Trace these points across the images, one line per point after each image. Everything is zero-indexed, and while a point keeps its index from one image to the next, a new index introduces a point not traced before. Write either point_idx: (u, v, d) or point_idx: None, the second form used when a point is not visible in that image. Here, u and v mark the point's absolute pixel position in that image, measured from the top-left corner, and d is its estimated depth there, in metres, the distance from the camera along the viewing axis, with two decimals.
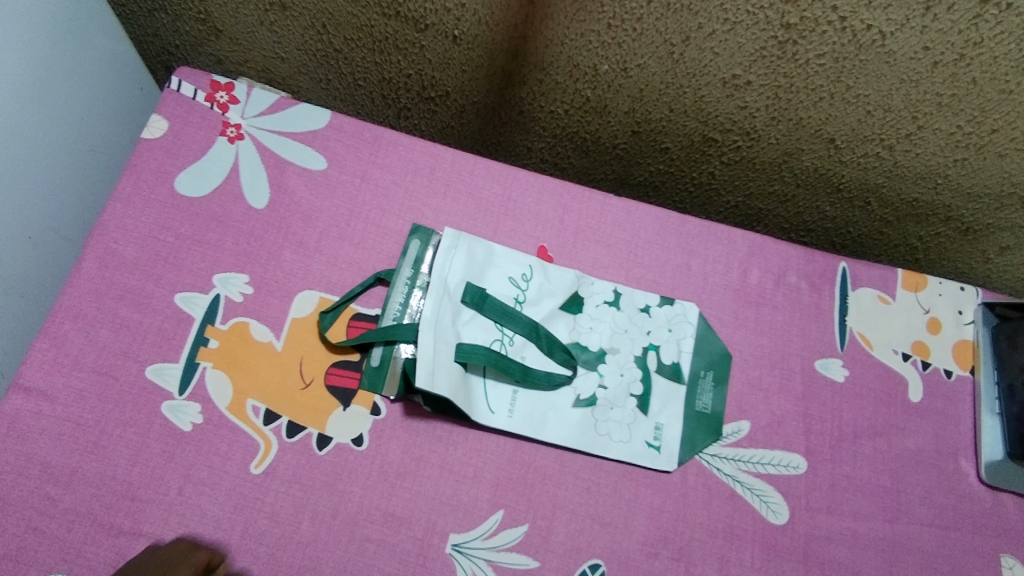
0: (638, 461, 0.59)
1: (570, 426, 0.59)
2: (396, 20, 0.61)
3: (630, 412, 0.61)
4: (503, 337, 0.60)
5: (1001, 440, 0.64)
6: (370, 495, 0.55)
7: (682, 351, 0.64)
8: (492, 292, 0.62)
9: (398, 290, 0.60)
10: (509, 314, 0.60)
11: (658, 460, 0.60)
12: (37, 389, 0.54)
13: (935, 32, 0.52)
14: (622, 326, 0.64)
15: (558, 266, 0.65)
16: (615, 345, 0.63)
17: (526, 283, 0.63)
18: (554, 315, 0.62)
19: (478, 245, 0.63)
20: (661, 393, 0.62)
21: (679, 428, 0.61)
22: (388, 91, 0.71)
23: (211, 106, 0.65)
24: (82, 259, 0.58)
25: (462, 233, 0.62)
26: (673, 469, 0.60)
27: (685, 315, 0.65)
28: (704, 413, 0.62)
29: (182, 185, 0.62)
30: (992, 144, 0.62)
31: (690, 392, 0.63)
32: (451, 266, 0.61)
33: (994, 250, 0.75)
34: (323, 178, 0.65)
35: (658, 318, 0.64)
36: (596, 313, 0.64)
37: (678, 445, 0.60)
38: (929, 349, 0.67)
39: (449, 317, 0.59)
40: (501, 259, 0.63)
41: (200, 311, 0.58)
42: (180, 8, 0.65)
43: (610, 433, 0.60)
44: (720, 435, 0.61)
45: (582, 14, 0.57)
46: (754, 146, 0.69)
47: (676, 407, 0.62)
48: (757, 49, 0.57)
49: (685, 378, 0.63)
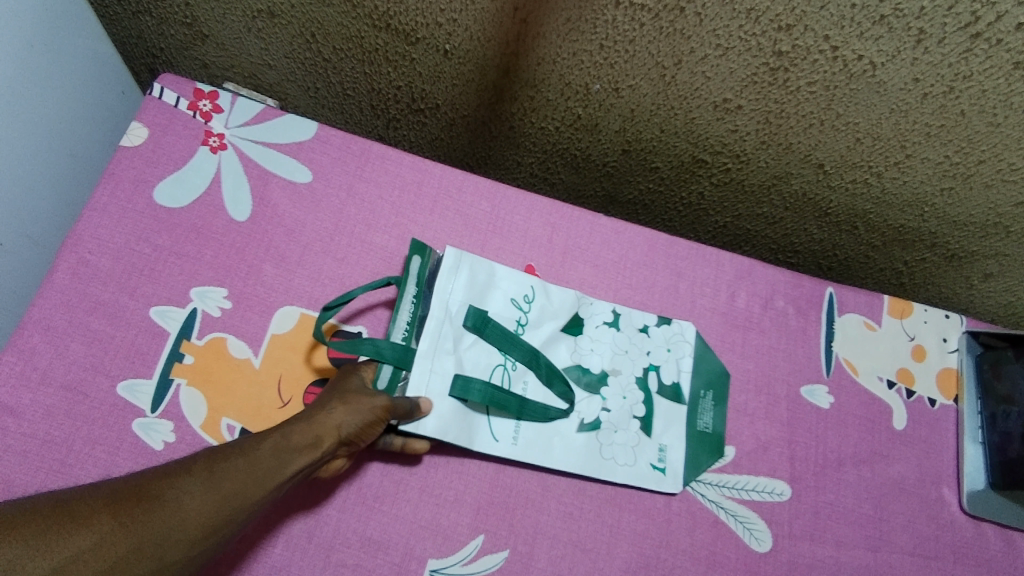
0: (644, 484, 0.59)
1: (575, 449, 0.58)
2: (386, 33, 0.60)
3: (634, 434, 0.60)
4: (505, 363, 0.59)
5: (983, 469, 0.64)
6: (347, 519, 0.54)
7: (681, 370, 0.64)
8: (494, 315, 0.60)
9: (403, 309, 0.57)
10: (511, 339, 0.59)
11: (664, 482, 0.59)
12: (3, 405, 0.52)
13: (925, 65, 0.52)
14: (622, 347, 0.63)
15: (557, 286, 0.63)
16: (617, 366, 0.62)
17: (528, 305, 0.62)
18: (555, 337, 0.62)
19: (480, 266, 0.61)
20: (664, 414, 0.62)
21: (683, 449, 0.61)
22: (377, 102, 0.70)
23: (194, 115, 0.64)
24: (55, 269, 0.56)
25: (465, 253, 0.61)
26: (678, 492, 0.59)
27: (684, 335, 0.65)
28: (706, 433, 0.62)
29: (161, 195, 0.61)
30: (979, 175, 0.62)
31: (690, 412, 0.63)
32: (453, 289, 0.59)
33: (979, 277, 0.75)
34: (308, 191, 0.63)
35: (657, 338, 0.64)
36: (596, 334, 0.63)
37: (682, 466, 0.60)
38: (914, 376, 0.67)
39: (449, 343, 0.57)
40: (503, 280, 0.62)
41: (176, 325, 0.57)
42: (165, 12, 0.63)
43: (615, 457, 0.59)
44: (717, 456, 0.61)
45: (575, 34, 0.56)
46: (743, 169, 0.68)
47: (678, 428, 0.62)
48: (748, 75, 0.57)
49: (685, 398, 0.63)
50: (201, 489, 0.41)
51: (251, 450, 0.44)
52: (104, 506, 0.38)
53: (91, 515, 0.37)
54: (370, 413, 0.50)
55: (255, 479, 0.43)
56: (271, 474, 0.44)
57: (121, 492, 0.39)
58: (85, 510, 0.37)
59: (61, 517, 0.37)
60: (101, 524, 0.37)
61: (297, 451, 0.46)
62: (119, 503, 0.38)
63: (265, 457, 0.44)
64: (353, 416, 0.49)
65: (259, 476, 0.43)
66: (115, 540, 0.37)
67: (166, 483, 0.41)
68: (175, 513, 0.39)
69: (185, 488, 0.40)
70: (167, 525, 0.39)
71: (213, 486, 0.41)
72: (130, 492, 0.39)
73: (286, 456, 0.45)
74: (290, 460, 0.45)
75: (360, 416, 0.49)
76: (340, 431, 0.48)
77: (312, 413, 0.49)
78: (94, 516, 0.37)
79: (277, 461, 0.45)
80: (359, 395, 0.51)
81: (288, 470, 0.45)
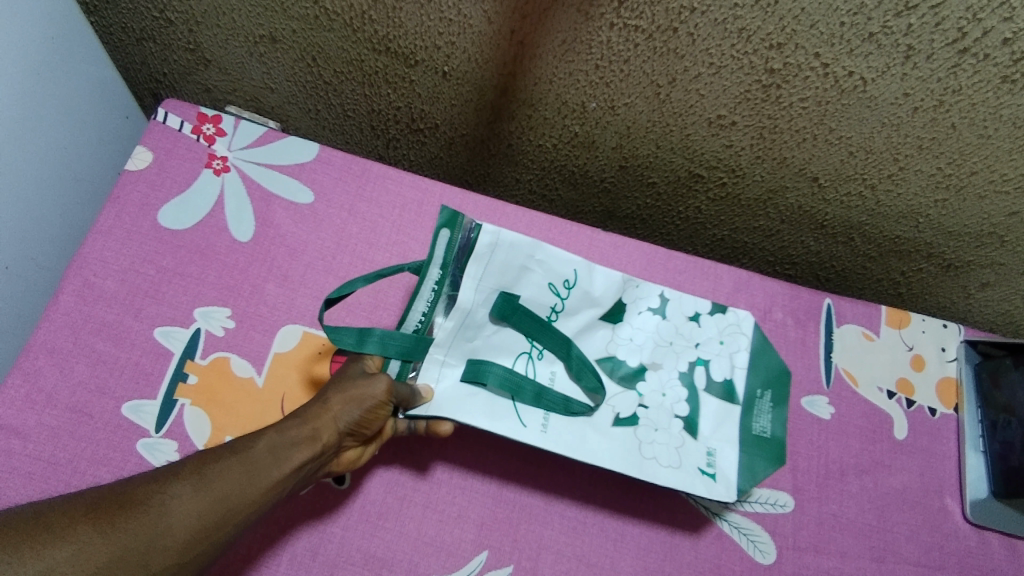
0: (692, 487, 0.55)
1: (611, 446, 0.56)
2: (385, 56, 0.61)
3: (677, 434, 0.58)
4: (531, 351, 0.59)
5: (985, 478, 0.64)
6: (351, 536, 0.54)
7: (734, 367, 0.62)
8: (526, 301, 0.58)
9: (421, 298, 0.54)
10: (542, 327, 0.58)
11: (715, 487, 0.56)
12: (8, 427, 0.52)
13: (915, 79, 0.53)
14: (668, 337, 0.62)
15: (603, 269, 0.62)
16: (657, 360, 0.61)
17: (567, 291, 0.60)
18: (592, 324, 0.61)
19: (518, 248, 0.57)
20: (713, 414, 0.60)
21: (734, 456, 0.58)
22: (377, 123, 0.71)
23: (197, 138, 0.65)
24: (60, 292, 0.57)
25: (504, 231, 0.56)
26: (733, 499, 0.56)
27: (740, 327, 0.63)
28: (765, 437, 0.59)
29: (165, 217, 0.62)
30: (972, 186, 0.63)
31: (748, 412, 0.60)
32: (484, 275, 0.56)
33: (975, 286, 0.76)
34: (310, 211, 0.64)
35: (709, 329, 0.62)
36: (638, 322, 0.62)
37: (734, 473, 0.57)
38: (914, 387, 0.67)
39: (472, 332, 0.57)
40: (543, 261, 0.59)
41: (180, 345, 0.57)
42: (169, 38, 0.64)
43: (657, 458, 0.56)
44: (778, 464, 0.58)
45: (571, 55, 0.57)
46: (739, 183, 0.69)
47: (730, 429, 0.59)
48: (741, 92, 0.58)
49: (740, 398, 0.61)
50: (189, 492, 0.41)
51: (243, 450, 0.44)
52: (83, 514, 0.38)
53: (69, 524, 0.37)
54: (368, 401, 0.49)
55: (250, 477, 0.43)
56: (267, 472, 0.44)
57: (103, 499, 0.39)
58: (65, 518, 0.37)
59: (37, 527, 0.37)
60: (78, 533, 0.37)
61: (293, 448, 0.46)
62: (100, 510, 0.38)
63: (259, 455, 0.44)
64: (350, 407, 0.49)
65: (254, 474, 0.43)
66: (94, 549, 0.37)
67: (153, 487, 0.41)
68: (161, 518, 0.39)
69: (171, 492, 0.40)
70: (151, 531, 0.39)
71: (201, 488, 0.41)
72: (112, 499, 0.39)
73: (282, 452, 0.45)
74: (288, 458, 0.45)
75: (357, 406, 0.49)
76: (336, 424, 0.48)
77: (311, 407, 0.49)
78: (73, 525, 0.37)
79: (274, 459, 0.45)
80: (357, 382, 0.50)
81: (285, 467, 0.45)
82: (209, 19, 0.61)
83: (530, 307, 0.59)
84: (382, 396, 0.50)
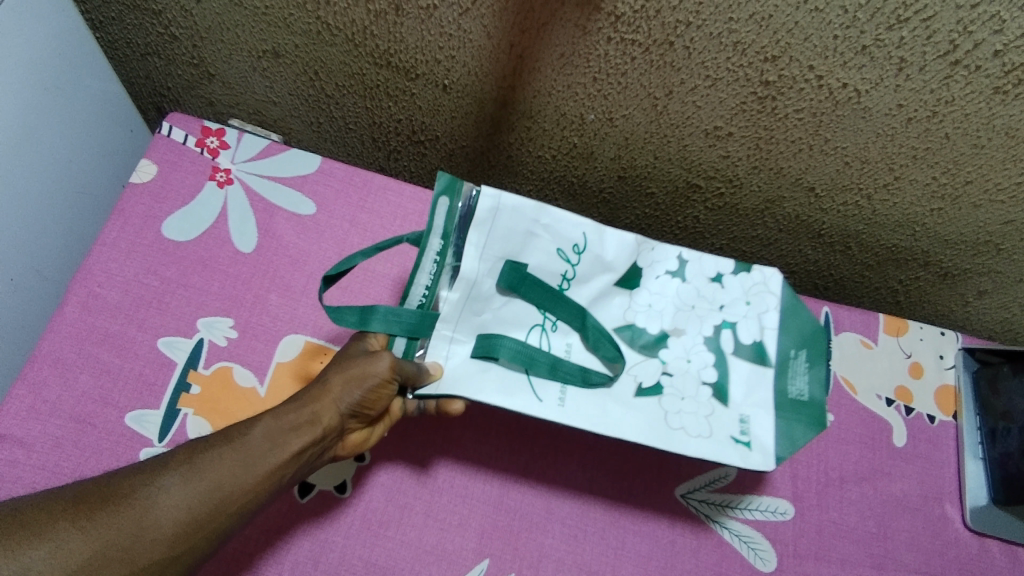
0: (726, 456, 0.54)
1: (635, 418, 0.55)
2: (387, 70, 0.62)
3: (706, 403, 0.57)
4: (544, 324, 0.60)
5: (984, 484, 0.64)
6: (353, 545, 0.54)
7: (764, 327, 0.59)
8: (534, 268, 0.58)
9: (424, 271, 0.54)
10: (554, 297, 0.59)
11: (751, 456, 0.55)
12: (12, 438, 0.52)
13: (908, 91, 0.54)
14: (689, 301, 0.60)
15: (615, 231, 0.59)
16: (679, 326, 0.61)
17: (577, 255, 0.59)
18: (608, 291, 0.60)
19: (520, 211, 0.56)
20: (744, 379, 0.59)
21: (769, 421, 0.56)
22: (379, 135, 0.72)
23: (201, 151, 0.66)
24: (65, 303, 0.58)
25: (505, 195, 0.55)
26: (772, 469, 0.54)
27: (767, 285, 0.60)
28: (803, 402, 0.57)
29: (169, 229, 0.62)
30: (967, 195, 0.64)
31: (782, 373, 0.59)
32: (487, 243, 0.56)
33: (973, 294, 0.76)
34: (312, 222, 0.65)
35: (734, 290, 0.60)
36: (657, 286, 0.61)
37: (771, 441, 0.55)
38: (913, 394, 0.68)
39: (480, 304, 0.57)
40: (549, 225, 0.58)
41: (183, 355, 0.58)
42: (173, 53, 0.65)
43: (685, 428, 0.55)
44: (820, 428, 0.56)
45: (569, 68, 0.58)
46: (736, 193, 0.70)
47: (765, 394, 0.58)
48: (737, 104, 0.59)
49: (773, 359, 0.59)
50: (177, 483, 0.41)
51: (236, 439, 0.44)
52: (63, 511, 0.39)
53: (49, 521, 0.38)
54: (369, 381, 0.49)
55: (246, 465, 0.43)
56: (264, 458, 0.44)
57: (86, 493, 0.40)
58: (45, 515, 0.39)
59: (16, 526, 0.38)
60: (59, 530, 0.38)
61: (293, 434, 0.46)
62: (83, 504, 0.39)
63: (256, 442, 0.44)
64: (351, 388, 0.49)
65: (250, 461, 0.43)
66: (76, 544, 0.38)
67: (139, 479, 0.41)
68: (145, 509, 0.40)
69: (157, 483, 0.41)
70: (136, 523, 0.39)
71: (191, 479, 0.41)
72: (95, 492, 0.40)
73: (280, 437, 0.45)
74: (286, 444, 0.45)
75: (358, 387, 0.49)
76: (338, 406, 0.49)
77: (313, 388, 0.49)
78: (53, 523, 0.38)
79: (272, 445, 0.45)
80: (358, 363, 0.50)
81: (283, 453, 0.45)
82: (213, 35, 0.62)
83: (539, 275, 0.59)
84: (384, 376, 0.49)
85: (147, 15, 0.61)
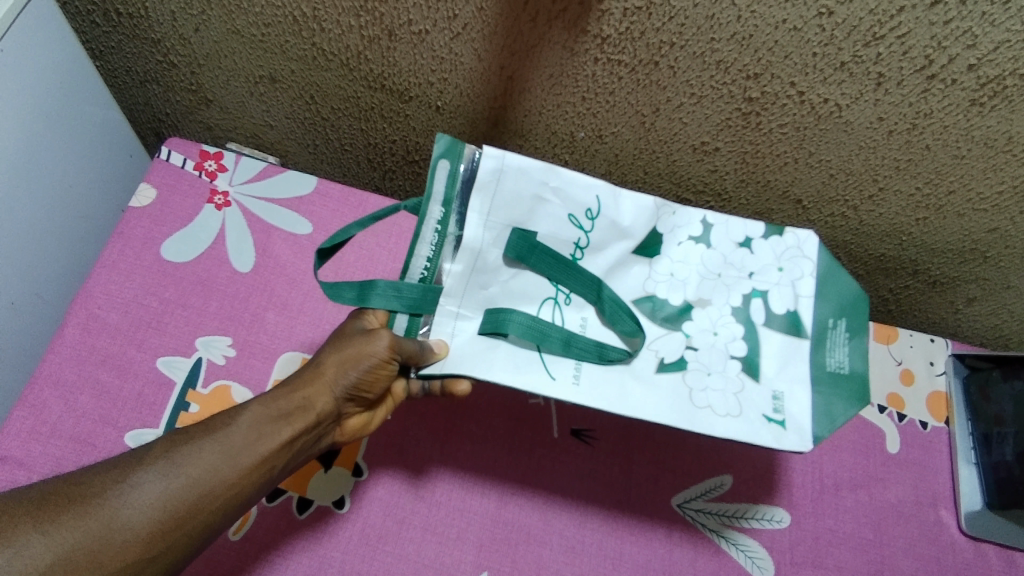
0: (756, 437, 0.54)
1: (659, 399, 0.55)
2: (382, 92, 0.64)
3: (735, 379, 0.58)
4: (557, 296, 0.60)
5: (978, 490, 0.65)
6: (352, 560, 0.55)
7: (798, 297, 0.60)
8: (544, 235, 0.58)
9: (422, 245, 0.55)
10: (568, 270, 0.59)
11: (786, 436, 0.55)
12: (12, 459, 0.53)
13: (887, 105, 0.56)
14: (715, 270, 0.61)
15: (631, 194, 0.59)
16: (703, 296, 0.61)
17: (591, 220, 0.59)
18: (625, 259, 0.61)
19: (525, 175, 0.56)
20: (778, 352, 0.59)
21: (806, 397, 0.57)
22: (374, 156, 0.73)
23: (199, 175, 0.67)
24: (65, 325, 0.59)
25: (509, 155, 0.55)
26: (808, 450, 0.55)
27: (802, 249, 0.61)
28: (842, 373, 0.58)
29: (168, 251, 0.63)
30: (950, 205, 0.65)
31: (819, 347, 0.59)
32: (490, 212, 0.56)
33: (962, 301, 0.78)
34: (308, 242, 0.66)
35: (765, 256, 0.61)
36: (680, 252, 0.61)
37: (808, 421, 0.56)
38: (905, 401, 0.69)
39: (485, 278, 0.58)
40: (559, 187, 0.57)
41: (182, 374, 0.58)
42: (172, 81, 0.67)
43: (713, 407, 0.56)
44: (862, 404, 0.56)
45: (558, 88, 0.60)
46: (726, 206, 0.71)
47: (797, 368, 0.59)
48: (723, 120, 0.60)
49: (808, 331, 0.60)
50: (154, 478, 0.41)
51: (219, 429, 0.44)
52: (26, 513, 0.38)
53: (11, 523, 0.37)
54: (363, 364, 0.50)
55: (229, 459, 0.43)
56: (247, 452, 0.44)
57: (53, 493, 0.39)
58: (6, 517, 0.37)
59: None
60: (22, 532, 0.37)
61: (281, 422, 0.46)
62: (48, 505, 0.38)
63: (241, 433, 0.44)
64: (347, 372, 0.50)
65: (233, 456, 0.43)
66: (40, 547, 0.37)
67: (114, 475, 0.41)
68: (119, 509, 0.39)
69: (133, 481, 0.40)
70: (108, 523, 0.38)
71: (168, 475, 0.41)
72: (62, 493, 0.39)
73: (269, 426, 0.46)
74: (273, 433, 0.46)
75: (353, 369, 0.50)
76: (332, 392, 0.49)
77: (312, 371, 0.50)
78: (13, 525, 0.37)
79: (260, 434, 0.45)
80: (354, 345, 0.51)
81: (267, 445, 0.45)
82: (211, 62, 0.64)
83: (551, 244, 0.59)
84: (379, 358, 0.50)
85: (146, 44, 0.63)
